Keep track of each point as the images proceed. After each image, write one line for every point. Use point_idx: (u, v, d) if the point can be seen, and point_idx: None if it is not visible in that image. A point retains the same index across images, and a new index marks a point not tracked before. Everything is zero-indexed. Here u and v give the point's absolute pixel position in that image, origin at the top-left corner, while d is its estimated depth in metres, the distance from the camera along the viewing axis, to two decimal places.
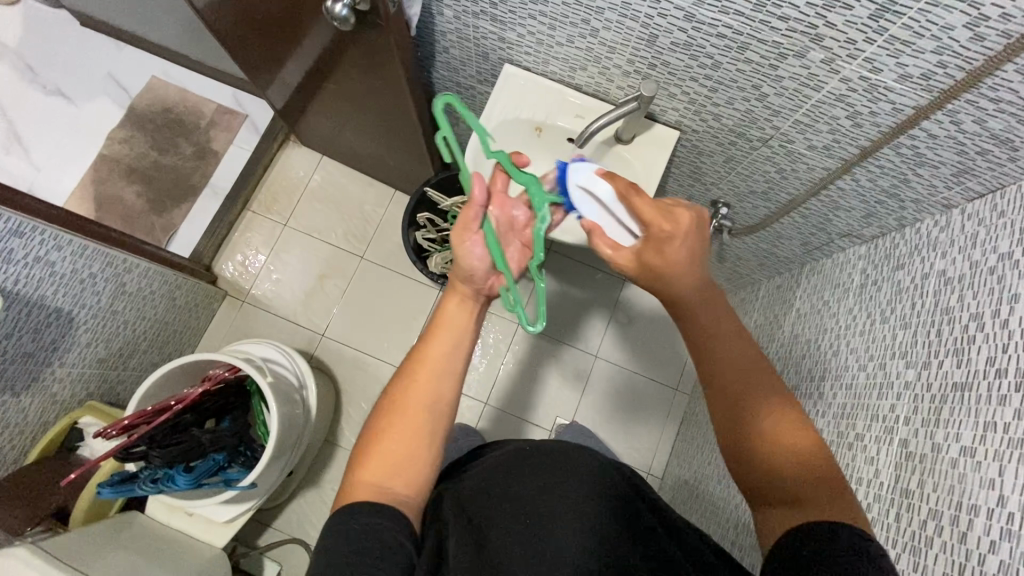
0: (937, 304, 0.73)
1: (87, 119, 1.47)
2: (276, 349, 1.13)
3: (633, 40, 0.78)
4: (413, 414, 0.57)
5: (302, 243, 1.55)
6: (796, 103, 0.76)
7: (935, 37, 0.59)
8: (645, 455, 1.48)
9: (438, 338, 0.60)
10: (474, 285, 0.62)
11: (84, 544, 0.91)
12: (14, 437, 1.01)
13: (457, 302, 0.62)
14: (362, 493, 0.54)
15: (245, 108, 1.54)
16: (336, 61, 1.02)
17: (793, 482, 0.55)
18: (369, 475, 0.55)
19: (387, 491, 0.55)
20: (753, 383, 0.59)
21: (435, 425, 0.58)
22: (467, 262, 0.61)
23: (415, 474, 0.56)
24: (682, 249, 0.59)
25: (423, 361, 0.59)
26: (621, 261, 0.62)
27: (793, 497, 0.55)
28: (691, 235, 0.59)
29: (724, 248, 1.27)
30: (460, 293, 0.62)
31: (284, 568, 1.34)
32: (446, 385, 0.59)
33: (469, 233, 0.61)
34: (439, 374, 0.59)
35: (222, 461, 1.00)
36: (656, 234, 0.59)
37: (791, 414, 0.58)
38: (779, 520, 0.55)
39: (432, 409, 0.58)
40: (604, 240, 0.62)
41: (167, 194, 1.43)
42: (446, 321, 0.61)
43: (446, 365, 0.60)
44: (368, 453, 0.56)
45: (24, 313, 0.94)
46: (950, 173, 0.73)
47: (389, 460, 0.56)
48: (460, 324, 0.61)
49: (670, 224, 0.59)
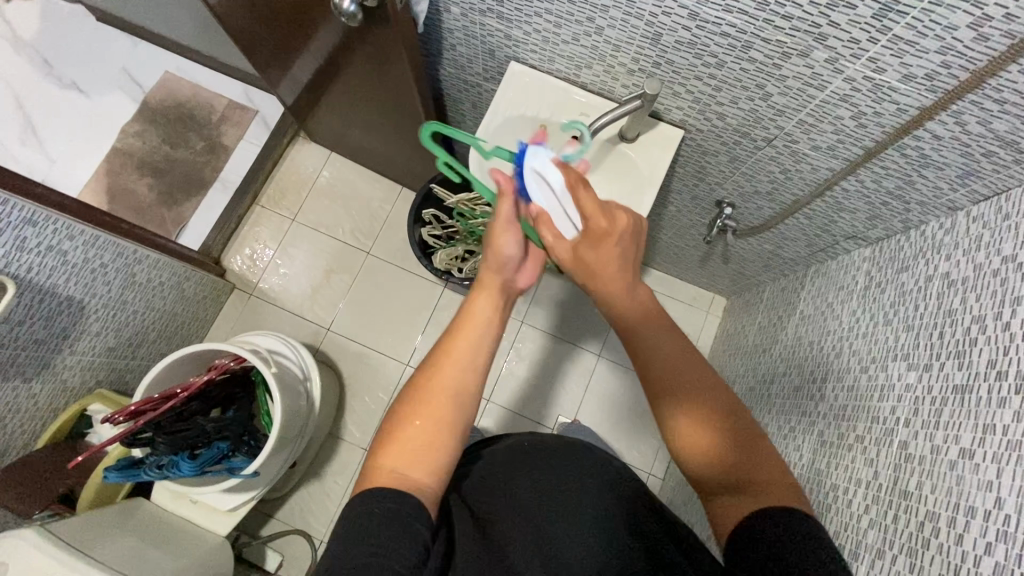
0: (940, 306, 0.73)
1: (101, 113, 1.49)
2: (281, 342, 1.14)
3: (638, 38, 0.78)
4: (439, 402, 0.58)
5: (310, 238, 1.57)
6: (800, 103, 0.76)
7: (939, 37, 0.59)
8: (646, 457, 1.48)
9: (464, 329, 0.61)
10: (506, 276, 0.65)
11: (92, 527, 0.93)
12: (24, 422, 1.03)
13: (486, 296, 0.63)
14: (384, 479, 0.53)
15: (256, 104, 1.55)
16: (345, 57, 1.04)
17: (736, 474, 0.57)
18: (392, 462, 0.55)
19: (409, 478, 0.54)
20: (687, 377, 0.62)
21: (459, 415, 0.59)
22: (507, 253, 0.64)
23: (437, 463, 0.56)
24: (615, 248, 0.62)
25: (449, 351, 0.60)
26: (557, 250, 0.62)
27: (738, 487, 0.57)
28: (626, 234, 0.62)
29: (728, 249, 1.26)
30: (491, 287, 0.64)
31: (285, 560, 1.35)
32: (471, 376, 0.60)
33: (511, 226, 0.64)
34: (463, 367, 0.60)
35: (227, 449, 1.01)
36: (592, 230, 0.61)
37: (717, 402, 0.61)
38: (732, 515, 0.56)
39: (457, 398, 0.59)
40: (547, 227, 0.62)
41: (178, 187, 1.45)
42: (474, 313, 0.62)
43: (472, 356, 0.61)
44: (391, 439, 0.56)
45: (36, 300, 0.96)
46: (956, 175, 0.73)
47: (410, 446, 0.56)
48: (487, 316, 0.62)
49: (607, 221, 0.61)
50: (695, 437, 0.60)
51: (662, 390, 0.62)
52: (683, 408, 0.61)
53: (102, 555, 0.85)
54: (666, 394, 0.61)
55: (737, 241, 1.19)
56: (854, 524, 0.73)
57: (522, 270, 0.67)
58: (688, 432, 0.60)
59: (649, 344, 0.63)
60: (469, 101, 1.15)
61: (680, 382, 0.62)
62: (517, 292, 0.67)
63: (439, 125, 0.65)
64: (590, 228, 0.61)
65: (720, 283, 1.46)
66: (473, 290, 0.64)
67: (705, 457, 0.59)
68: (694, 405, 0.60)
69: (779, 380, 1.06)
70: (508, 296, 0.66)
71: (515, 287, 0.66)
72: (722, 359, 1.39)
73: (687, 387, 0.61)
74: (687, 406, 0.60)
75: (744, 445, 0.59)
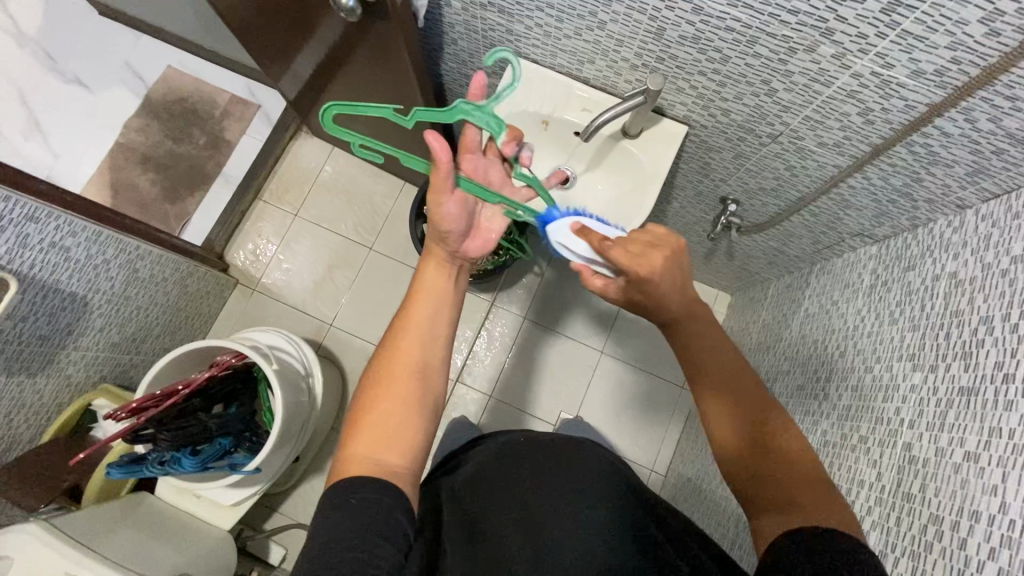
0: (947, 306, 0.72)
1: (104, 108, 1.49)
2: (283, 338, 1.14)
3: (641, 33, 0.77)
4: (399, 379, 0.58)
5: (313, 233, 1.57)
6: (806, 99, 0.75)
7: (949, 32, 0.58)
8: (649, 452, 1.47)
9: (416, 304, 0.63)
10: (451, 247, 0.65)
11: (96, 521, 0.94)
12: (29, 417, 1.04)
13: (434, 267, 0.65)
14: (357, 467, 0.53)
15: (258, 98, 1.55)
16: (346, 51, 1.02)
17: (786, 491, 0.57)
18: (363, 448, 0.55)
19: (383, 464, 0.54)
20: (739, 387, 0.63)
21: (422, 389, 0.59)
22: (443, 224, 0.64)
23: (410, 443, 0.56)
24: (664, 282, 0.62)
25: (403, 329, 0.61)
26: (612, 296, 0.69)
27: (786, 504, 0.56)
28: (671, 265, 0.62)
29: (733, 246, 1.25)
30: (437, 258, 0.66)
31: (288, 554, 1.36)
32: (429, 351, 0.61)
33: (443, 193, 0.63)
34: (420, 341, 0.61)
35: (227, 446, 1.02)
36: (637, 277, 0.62)
37: (767, 416, 0.61)
38: (777, 528, 0.55)
39: (419, 374, 0.60)
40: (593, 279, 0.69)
41: (181, 182, 1.45)
42: (425, 290, 0.64)
43: (428, 331, 0.62)
44: (360, 426, 0.56)
45: (40, 296, 0.97)
46: (965, 172, 0.72)
47: (380, 430, 0.56)
48: (437, 290, 0.64)
49: (646, 266, 0.61)
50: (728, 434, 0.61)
51: (711, 381, 0.63)
52: (727, 413, 0.62)
53: (105, 549, 0.86)
54: (714, 386, 0.63)
55: (741, 237, 1.18)
56: None
57: (470, 240, 0.67)
58: (725, 429, 0.62)
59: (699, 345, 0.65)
60: (471, 96, 1.14)
61: (723, 381, 0.63)
62: (469, 261, 0.68)
63: (336, 107, 0.71)
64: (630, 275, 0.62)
65: (725, 279, 1.45)
66: (424, 259, 0.67)
67: (745, 461, 0.60)
68: (736, 403, 0.62)
69: (782, 379, 1.05)
70: (459, 264, 0.67)
71: (463, 252, 0.67)
72: None
73: (728, 387, 0.62)
74: (728, 403, 0.62)
75: (796, 470, 0.58)
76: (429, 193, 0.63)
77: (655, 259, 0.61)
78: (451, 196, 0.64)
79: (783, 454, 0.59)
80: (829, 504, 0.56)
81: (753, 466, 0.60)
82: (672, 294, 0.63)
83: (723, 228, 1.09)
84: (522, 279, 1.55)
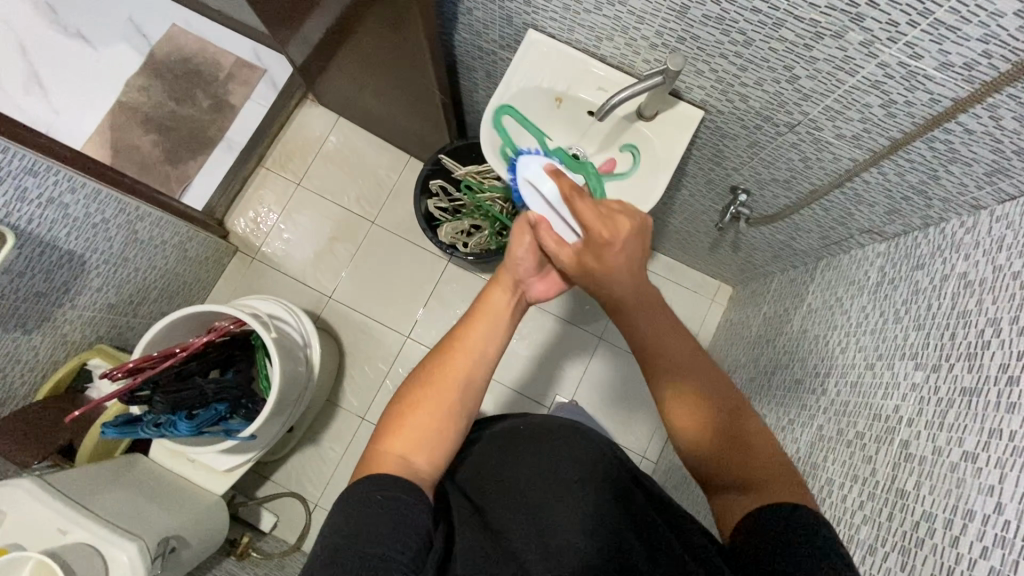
0: (954, 307, 0.71)
1: (106, 65, 1.45)
2: (282, 307, 1.14)
3: (664, 11, 0.74)
4: (447, 391, 0.60)
5: (314, 204, 1.55)
6: (828, 88, 0.74)
7: (983, 24, 0.56)
8: (641, 440, 1.48)
9: (476, 322, 0.64)
10: (518, 276, 0.66)
11: (91, 480, 0.94)
12: (24, 373, 1.04)
13: (501, 291, 0.66)
14: (388, 463, 0.54)
15: (264, 63, 1.51)
16: (358, 15, 1.00)
17: (746, 473, 0.58)
18: (397, 447, 0.56)
19: (412, 467, 0.55)
20: (687, 372, 0.63)
21: (465, 405, 0.61)
22: (518, 254, 0.66)
23: (441, 455, 0.57)
24: (619, 254, 0.62)
25: (461, 343, 0.62)
26: (562, 256, 0.64)
27: (746, 485, 0.58)
28: (629, 239, 0.62)
29: (739, 237, 1.23)
30: (503, 285, 0.66)
31: (279, 521, 1.37)
32: (479, 371, 0.62)
33: (524, 232, 0.67)
34: (473, 359, 0.62)
35: (223, 411, 1.01)
36: (595, 240, 0.62)
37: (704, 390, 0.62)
38: (740, 511, 0.57)
39: (464, 392, 0.61)
40: (547, 233, 0.65)
41: (182, 145, 1.42)
42: (488, 309, 0.65)
43: (480, 349, 0.63)
44: (404, 424, 0.58)
45: (37, 253, 0.95)
46: (983, 172, 0.70)
47: (417, 436, 0.57)
48: (502, 313, 0.65)
49: (610, 230, 0.61)
50: (691, 421, 0.61)
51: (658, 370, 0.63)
52: (681, 402, 0.62)
53: (99, 509, 0.86)
54: (659, 372, 0.63)
55: (748, 229, 1.16)
56: (847, 519, 0.73)
57: (536, 280, 0.68)
58: (684, 413, 0.62)
59: (646, 328, 0.64)
60: (483, 70, 1.11)
61: (681, 368, 0.63)
62: (528, 301, 0.69)
63: None
64: (592, 240, 0.61)
65: (727, 271, 1.44)
66: (489, 283, 0.67)
67: (705, 448, 0.61)
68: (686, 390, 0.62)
69: (780, 372, 1.05)
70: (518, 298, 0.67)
71: (526, 294, 0.68)
72: (723, 348, 1.38)
73: (687, 373, 0.63)
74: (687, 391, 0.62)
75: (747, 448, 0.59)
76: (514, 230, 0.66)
77: (621, 225, 0.61)
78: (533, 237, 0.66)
79: (741, 442, 0.60)
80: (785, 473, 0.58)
81: (715, 452, 0.60)
82: (626, 266, 0.62)
83: (731, 218, 1.08)
84: None
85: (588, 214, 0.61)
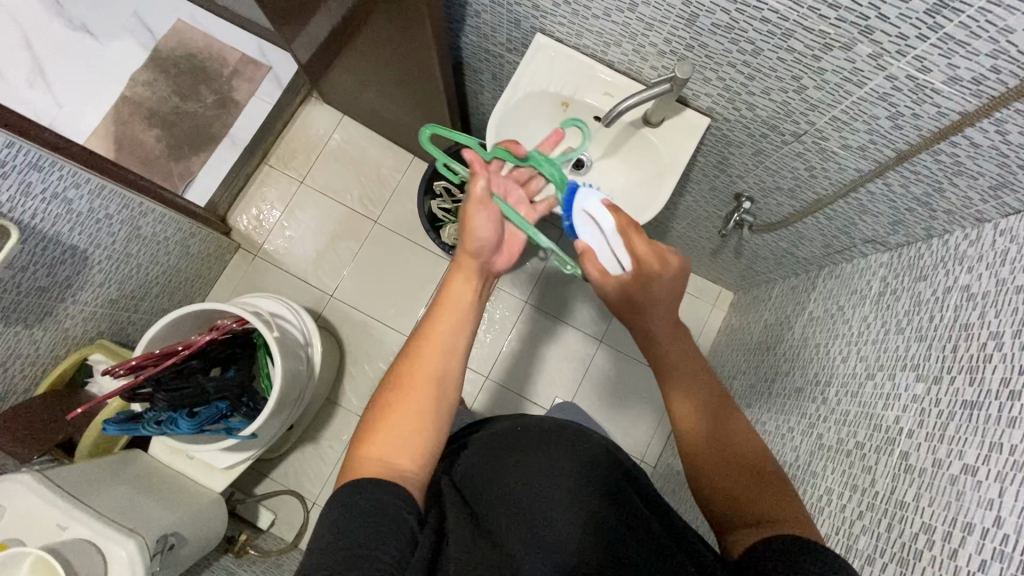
0: (956, 319, 0.71)
1: (111, 59, 1.45)
2: (283, 305, 1.14)
3: (673, 19, 0.75)
4: (418, 388, 0.58)
5: (317, 201, 1.55)
6: (836, 99, 0.74)
7: (992, 39, 0.56)
8: (639, 443, 1.48)
9: (440, 315, 0.62)
10: (484, 258, 0.66)
11: (91, 475, 0.94)
12: (25, 367, 1.04)
13: (464, 279, 0.65)
14: (371, 467, 0.54)
15: (270, 60, 1.51)
16: (366, 15, 0.99)
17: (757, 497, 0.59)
18: (379, 451, 0.55)
19: (393, 466, 0.54)
20: (698, 384, 0.65)
21: (439, 399, 0.59)
22: (480, 234, 0.65)
23: (422, 454, 0.56)
24: (663, 287, 0.66)
25: (428, 339, 0.61)
26: (603, 286, 0.67)
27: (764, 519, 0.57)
28: (674, 279, 0.66)
29: (742, 244, 1.23)
30: (467, 271, 0.65)
31: (276, 518, 1.37)
32: (451, 364, 0.61)
33: (478, 206, 0.65)
34: (442, 354, 0.61)
35: (224, 409, 1.03)
36: (644, 271, 0.66)
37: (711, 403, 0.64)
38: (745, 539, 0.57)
39: (438, 387, 0.59)
40: (592, 264, 0.67)
41: (186, 141, 1.41)
42: (451, 297, 0.64)
43: (449, 345, 0.61)
44: (379, 427, 0.57)
45: (41, 248, 0.96)
46: (988, 185, 0.70)
47: (395, 437, 0.56)
48: (465, 304, 0.64)
49: (658, 265, 0.66)
50: (693, 424, 0.64)
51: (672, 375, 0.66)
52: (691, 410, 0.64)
53: (97, 505, 0.87)
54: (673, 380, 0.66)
55: (751, 236, 1.16)
56: (846, 529, 0.73)
57: (499, 253, 0.68)
58: (689, 418, 0.64)
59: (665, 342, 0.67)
60: (489, 72, 1.11)
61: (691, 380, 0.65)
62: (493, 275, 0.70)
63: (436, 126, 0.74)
64: (641, 270, 0.66)
65: (729, 277, 1.45)
66: (451, 270, 0.66)
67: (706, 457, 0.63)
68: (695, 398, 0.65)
69: (780, 380, 1.05)
70: (485, 277, 0.68)
71: (491, 269, 0.68)
72: (723, 354, 1.38)
73: (696, 385, 0.65)
74: (696, 400, 0.64)
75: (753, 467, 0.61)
76: (467, 203, 0.64)
77: (670, 263, 0.66)
78: (492, 210, 0.65)
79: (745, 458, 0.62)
80: (787, 500, 0.59)
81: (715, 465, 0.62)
82: (665, 300, 0.66)
83: (735, 225, 1.08)
84: (526, 264, 1.53)
85: (643, 247, 0.66)
